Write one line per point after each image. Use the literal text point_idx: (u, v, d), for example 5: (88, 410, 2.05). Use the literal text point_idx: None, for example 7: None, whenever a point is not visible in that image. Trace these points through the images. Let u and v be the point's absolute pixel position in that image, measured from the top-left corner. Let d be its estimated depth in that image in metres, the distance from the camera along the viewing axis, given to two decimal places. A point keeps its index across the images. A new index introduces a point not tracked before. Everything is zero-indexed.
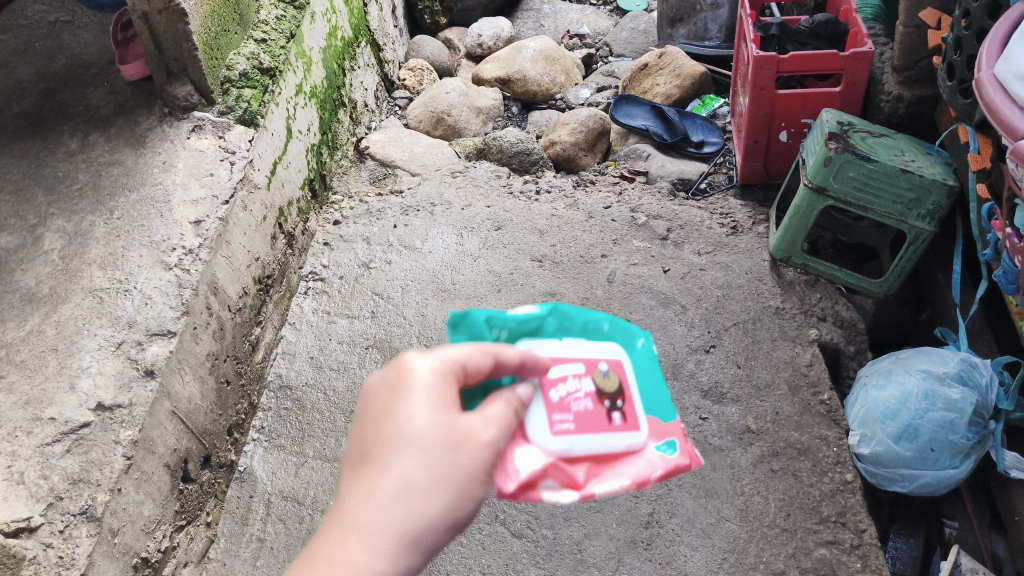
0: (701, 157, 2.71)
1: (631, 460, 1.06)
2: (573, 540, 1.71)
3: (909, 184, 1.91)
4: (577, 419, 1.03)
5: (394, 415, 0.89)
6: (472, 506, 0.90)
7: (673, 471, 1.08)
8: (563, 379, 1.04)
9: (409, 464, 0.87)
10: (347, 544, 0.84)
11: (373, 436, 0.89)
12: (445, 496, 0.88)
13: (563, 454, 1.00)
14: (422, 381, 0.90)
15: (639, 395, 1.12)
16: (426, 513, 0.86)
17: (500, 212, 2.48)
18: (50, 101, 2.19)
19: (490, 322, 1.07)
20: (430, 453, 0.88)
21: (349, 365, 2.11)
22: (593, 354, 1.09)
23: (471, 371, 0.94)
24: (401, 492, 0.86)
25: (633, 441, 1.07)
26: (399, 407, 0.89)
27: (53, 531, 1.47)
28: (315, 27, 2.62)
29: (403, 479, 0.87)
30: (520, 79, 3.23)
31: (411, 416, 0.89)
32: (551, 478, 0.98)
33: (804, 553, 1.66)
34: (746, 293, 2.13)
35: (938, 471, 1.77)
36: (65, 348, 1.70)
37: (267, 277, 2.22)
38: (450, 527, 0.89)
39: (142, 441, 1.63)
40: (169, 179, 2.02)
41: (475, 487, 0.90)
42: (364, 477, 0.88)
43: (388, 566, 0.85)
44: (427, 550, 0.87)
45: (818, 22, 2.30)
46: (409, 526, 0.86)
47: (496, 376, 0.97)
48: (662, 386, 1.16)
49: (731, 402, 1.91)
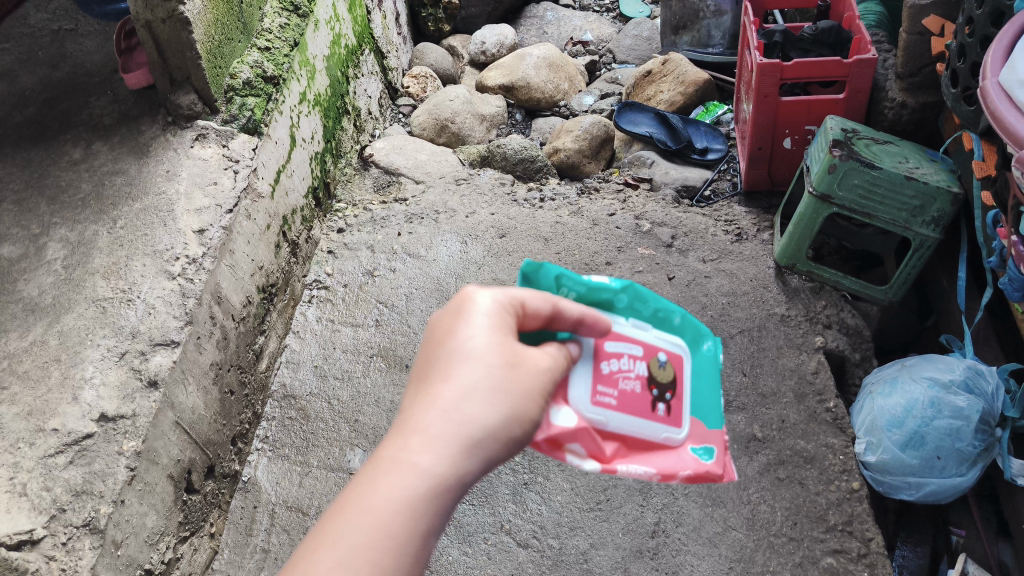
0: (705, 164, 2.71)
1: (662, 453, 1.03)
2: (579, 550, 1.70)
3: (913, 192, 1.90)
4: (620, 397, 0.99)
5: (455, 330, 0.87)
6: (530, 422, 0.86)
7: (702, 477, 1.04)
8: (618, 356, 1.01)
9: (468, 374, 0.84)
10: (405, 448, 0.81)
11: (434, 349, 0.87)
12: (503, 406, 0.84)
13: (598, 424, 0.97)
14: (484, 301, 0.89)
15: (689, 396, 1.09)
16: (483, 422, 0.83)
17: (504, 220, 2.47)
18: (53, 110, 2.18)
19: (558, 281, 1.03)
20: (489, 363, 0.85)
21: (354, 374, 2.10)
22: (654, 340, 1.06)
23: (532, 309, 0.91)
24: (459, 398, 0.83)
25: (670, 436, 1.03)
26: (460, 323, 0.88)
27: (56, 543, 1.46)
28: (318, 34, 2.62)
29: (462, 388, 0.84)
30: (524, 86, 3.23)
31: (471, 331, 0.87)
32: (579, 443, 0.95)
33: (811, 562, 1.65)
34: (752, 300, 2.13)
35: (944, 479, 1.77)
36: (68, 359, 1.69)
37: (270, 286, 2.21)
38: (507, 442, 0.85)
39: (145, 453, 1.62)
40: (172, 188, 2.01)
41: (532, 402, 0.86)
42: (425, 389, 0.85)
43: (446, 473, 0.81)
44: (483, 464, 0.83)
45: (822, 29, 2.31)
46: (467, 433, 0.82)
47: (555, 325, 0.94)
48: (714, 396, 1.11)
49: (737, 409, 1.90)
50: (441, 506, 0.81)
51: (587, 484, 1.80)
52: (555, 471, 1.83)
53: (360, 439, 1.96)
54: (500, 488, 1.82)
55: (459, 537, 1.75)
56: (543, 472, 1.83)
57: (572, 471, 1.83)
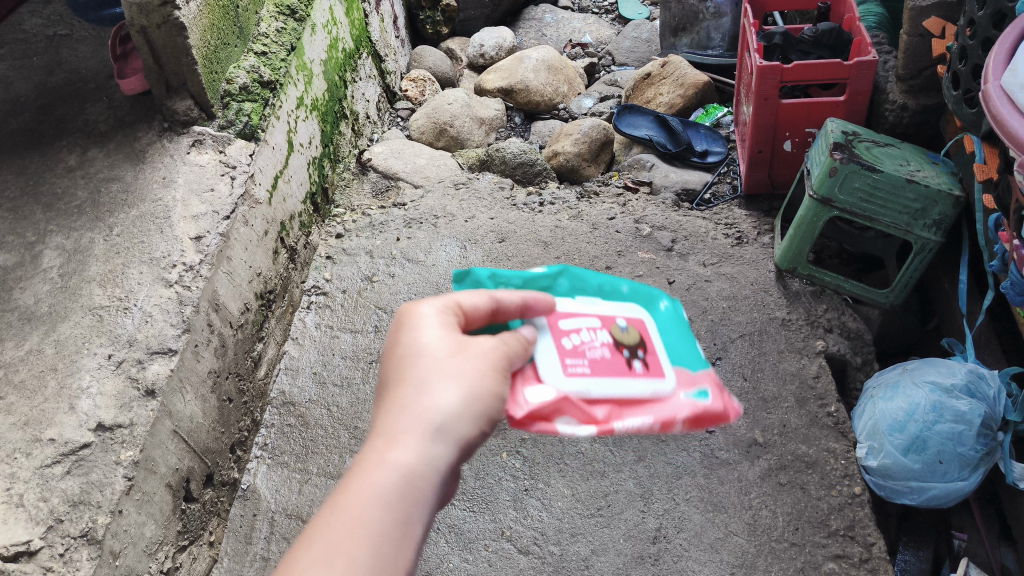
0: (705, 167, 2.70)
1: (657, 405, 1.02)
2: (580, 556, 1.70)
3: (914, 195, 1.89)
4: (591, 364, 1.01)
5: (405, 334, 0.91)
6: (493, 400, 0.88)
7: (702, 417, 1.03)
8: (576, 330, 1.03)
9: (423, 367, 0.87)
10: (375, 447, 0.83)
11: (390, 356, 0.91)
12: (462, 387, 0.86)
13: (579, 393, 0.98)
14: (427, 303, 0.93)
15: (664, 350, 1.10)
16: (444, 405, 0.85)
17: (504, 224, 2.46)
18: (48, 116, 2.17)
19: (494, 280, 1.07)
20: (440, 355, 0.88)
21: (353, 380, 2.09)
22: (608, 311, 1.09)
23: (469, 306, 0.95)
24: (418, 391, 0.86)
25: (657, 389, 1.03)
26: (408, 327, 0.91)
27: (54, 554, 1.44)
28: (315, 38, 2.60)
29: (418, 382, 0.86)
30: (523, 89, 3.21)
31: (421, 331, 0.90)
32: (565, 415, 0.95)
33: (812, 567, 1.65)
34: (752, 304, 2.12)
35: (946, 484, 1.76)
36: (64, 368, 1.68)
37: (268, 292, 2.20)
38: (473, 421, 0.86)
39: (143, 462, 1.61)
40: (168, 194, 2.00)
41: (490, 379, 0.88)
42: (386, 392, 0.88)
43: (415, 464, 0.81)
44: (452, 446, 0.84)
45: (822, 31, 2.30)
46: (430, 417, 0.84)
47: (497, 318, 0.98)
48: (689, 341, 1.13)
49: (739, 415, 1.89)
50: (419, 492, 0.81)
51: (588, 490, 1.79)
52: (556, 477, 1.82)
53: (360, 446, 1.95)
54: (501, 494, 1.81)
55: (460, 544, 1.74)
56: (544, 479, 1.82)
57: (574, 477, 1.82)
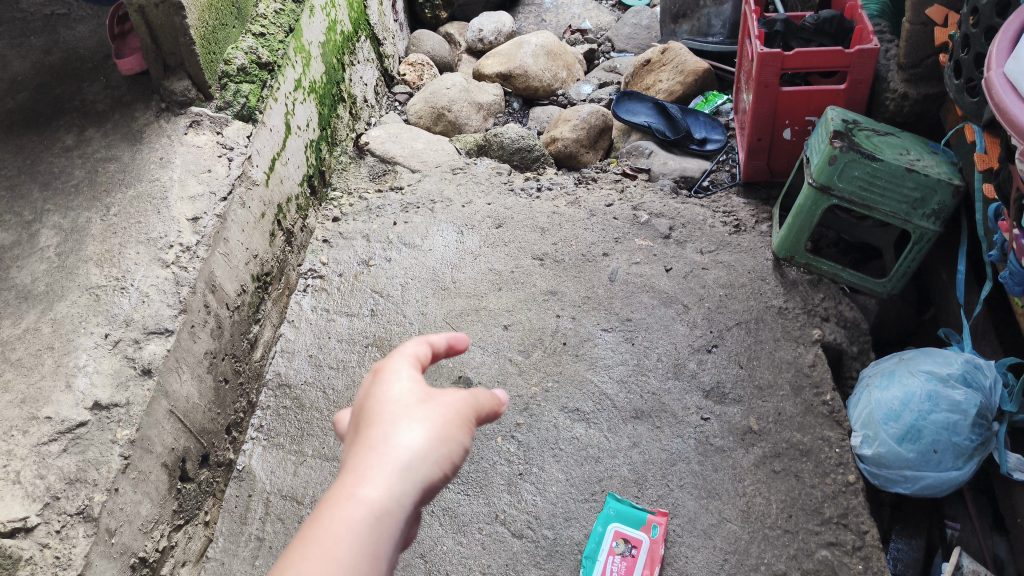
0: (704, 155, 2.69)
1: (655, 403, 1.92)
2: (573, 540, 1.70)
3: (914, 184, 1.88)
4: None
5: (372, 388, 0.86)
6: (462, 445, 0.82)
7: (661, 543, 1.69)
8: None
9: (388, 412, 0.82)
10: (341, 487, 0.76)
11: (357, 410, 0.86)
12: (429, 429, 0.80)
13: None
14: (395, 359, 0.90)
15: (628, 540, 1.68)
16: (410, 444, 0.79)
17: (501, 209, 2.46)
18: (46, 96, 2.17)
19: None
20: (407, 402, 0.83)
21: (349, 363, 2.09)
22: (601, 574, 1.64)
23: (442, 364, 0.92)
24: (385, 433, 0.80)
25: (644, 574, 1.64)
26: (377, 381, 0.87)
27: (50, 531, 1.45)
28: (314, 21, 2.59)
29: (386, 425, 0.81)
30: (521, 74, 3.20)
31: (388, 382, 0.86)
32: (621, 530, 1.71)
33: (805, 555, 1.64)
34: (749, 293, 2.12)
35: (941, 473, 1.74)
36: (61, 347, 1.68)
37: (265, 275, 2.20)
38: (441, 464, 0.80)
39: (139, 441, 1.62)
40: (166, 175, 2.00)
41: (458, 424, 0.83)
42: (353, 442, 0.82)
43: (382, 503, 0.75)
44: (418, 486, 0.77)
45: (823, 19, 2.29)
46: (396, 456, 0.78)
47: None
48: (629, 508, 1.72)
49: (733, 402, 1.90)
50: (384, 535, 0.74)
51: (582, 475, 1.80)
52: (550, 461, 1.83)
53: None
54: (495, 478, 1.81)
55: (454, 527, 1.75)
56: (538, 463, 1.83)
57: (567, 462, 1.82)
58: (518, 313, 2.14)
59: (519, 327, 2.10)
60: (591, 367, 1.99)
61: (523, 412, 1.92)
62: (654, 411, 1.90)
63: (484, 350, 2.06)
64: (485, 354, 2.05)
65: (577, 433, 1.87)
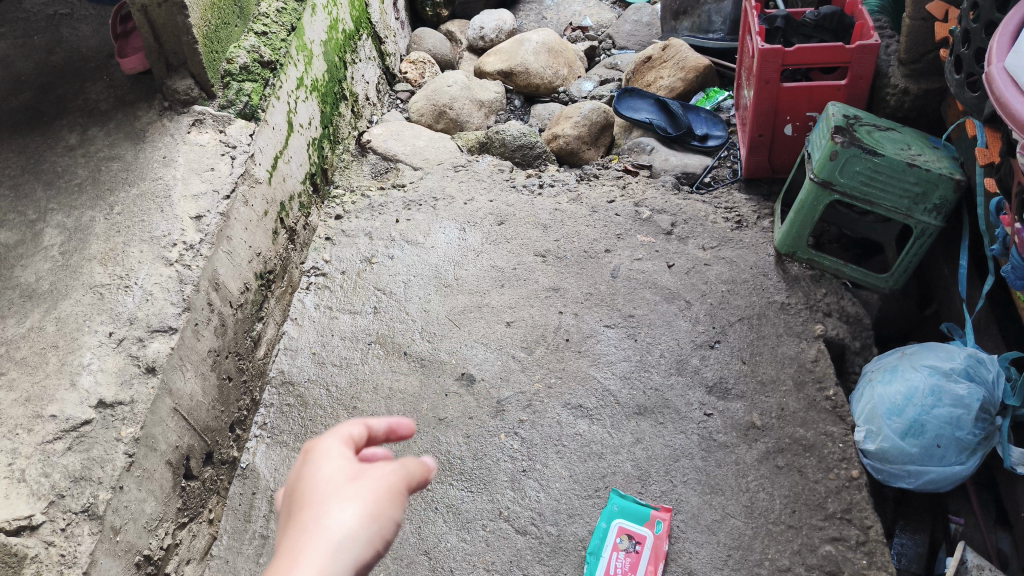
0: (705, 151, 2.69)
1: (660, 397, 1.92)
2: (577, 537, 1.70)
3: (915, 179, 1.89)
4: None
5: (302, 468, 0.82)
6: (395, 521, 0.78)
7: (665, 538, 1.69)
8: None
9: (319, 493, 0.78)
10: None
11: (287, 492, 0.81)
12: (361, 507, 0.76)
13: None
14: (326, 437, 0.84)
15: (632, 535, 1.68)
16: (342, 525, 0.75)
17: (503, 207, 2.47)
18: (49, 95, 2.17)
19: None
20: (338, 480, 0.79)
21: (352, 361, 2.09)
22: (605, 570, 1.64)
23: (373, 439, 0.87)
24: (316, 516, 0.76)
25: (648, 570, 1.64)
26: (307, 461, 0.82)
27: (55, 529, 1.46)
28: (315, 19, 2.60)
29: (316, 506, 0.77)
30: (523, 72, 3.21)
31: (318, 462, 0.81)
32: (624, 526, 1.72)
33: (809, 550, 1.65)
34: (751, 289, 2.12)
35: (944, 468, 1.74)
36: (65, 345, 1.69)
37: (268, 273, 2.21)
38: (373, 542, 0.76)
39: (143, 439, 1.62)
40: (169, 173, 2.01)
41: (391, 498, 0.79)
42: (282, 527, 0.77)
43: None
44: (351, 567, 0.73)
45: (823, 15, 2.29)
46: (327, 539, 0.74)
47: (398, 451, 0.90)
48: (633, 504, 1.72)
49: (736, 398, 1.90)
50: None
51: (585, 472, 1.80)
52: (554, 458, 1.83)
53: None
54: (499, 475, 1.82)
55: (458, 524, 1.75)
56: (542, 460, 1.83)
57: (571, 458, 1.82)
58: (521, 310, 2.14)
59: (522, 324, 2.11)
60: (594, 363, 1.99)
61: (527, 409, 1.92)
62: (657, 407, 1.90)
63: (487, 347, 2.07)
64: (488, 351, 2.06)
65: (581, 429, 1.87)
